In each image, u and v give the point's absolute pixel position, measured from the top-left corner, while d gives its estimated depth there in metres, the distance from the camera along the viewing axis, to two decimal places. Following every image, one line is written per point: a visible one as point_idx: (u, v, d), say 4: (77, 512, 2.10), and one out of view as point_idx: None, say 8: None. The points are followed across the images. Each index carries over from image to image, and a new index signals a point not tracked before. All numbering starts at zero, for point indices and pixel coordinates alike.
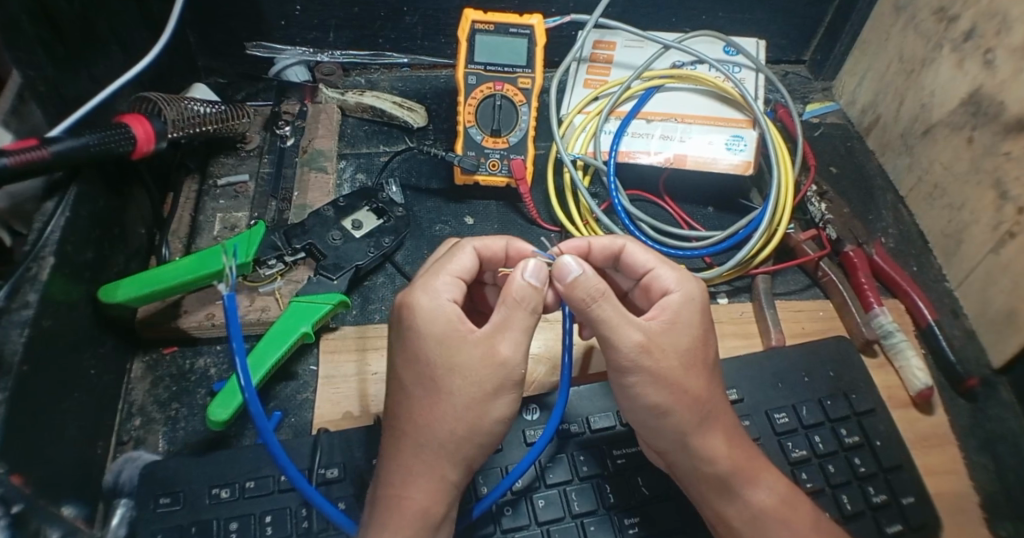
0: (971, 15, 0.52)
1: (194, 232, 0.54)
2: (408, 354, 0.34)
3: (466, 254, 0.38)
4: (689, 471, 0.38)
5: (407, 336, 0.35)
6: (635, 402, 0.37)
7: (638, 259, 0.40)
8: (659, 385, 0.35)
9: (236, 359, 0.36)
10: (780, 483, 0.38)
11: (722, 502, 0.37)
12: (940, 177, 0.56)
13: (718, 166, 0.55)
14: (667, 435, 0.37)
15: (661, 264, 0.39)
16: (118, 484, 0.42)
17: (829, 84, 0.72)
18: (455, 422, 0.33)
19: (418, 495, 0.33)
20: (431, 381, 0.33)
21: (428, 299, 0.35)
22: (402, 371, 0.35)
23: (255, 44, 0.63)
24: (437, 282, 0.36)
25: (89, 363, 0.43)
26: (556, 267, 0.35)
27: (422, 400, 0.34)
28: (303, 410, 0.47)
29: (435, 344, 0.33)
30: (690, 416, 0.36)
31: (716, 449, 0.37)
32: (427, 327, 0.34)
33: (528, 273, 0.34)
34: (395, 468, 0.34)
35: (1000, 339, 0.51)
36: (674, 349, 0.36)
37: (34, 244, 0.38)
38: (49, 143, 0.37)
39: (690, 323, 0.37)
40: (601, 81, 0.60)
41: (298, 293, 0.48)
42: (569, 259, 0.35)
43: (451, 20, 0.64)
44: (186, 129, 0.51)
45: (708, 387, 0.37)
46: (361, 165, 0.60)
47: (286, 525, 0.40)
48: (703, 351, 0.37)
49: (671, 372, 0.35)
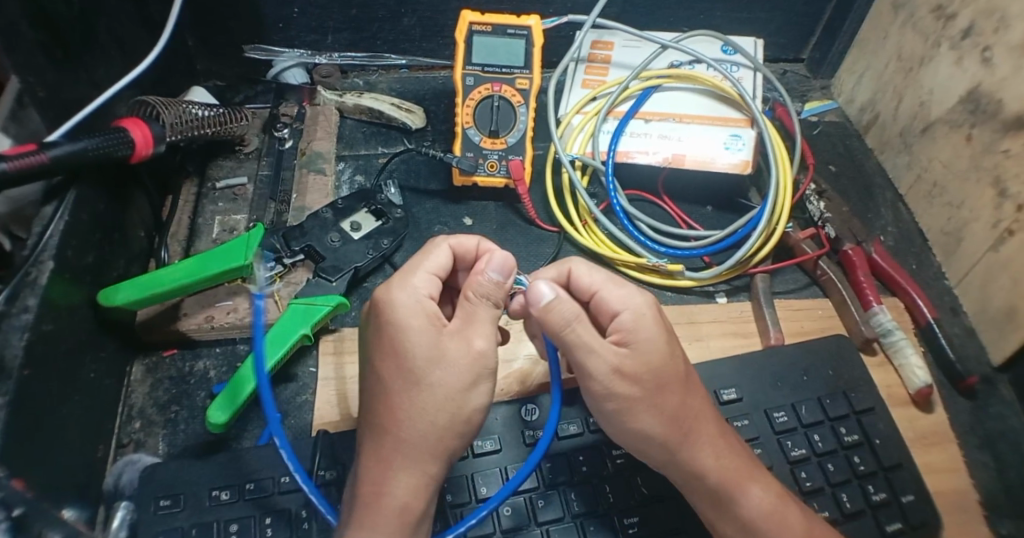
0: (969, 13, 0.52)
1: (194, 235, 0.54)
2: (383, 347, 0.34)
3: (440, 251, 0.37)
4: (681, 479, 0.38)
5: (385, 331, 0.34)
6: (621, 427, 0.38)
7: (584, 280, 0.38)
8: (640, 410, 0.36)
9: (256, 347, 0.38)
10: (773, 488, 0.38)
11: (719, 517, 0.38)
12: (940, 175, 0.56)
13: (717, 165, 0.55)
14: (653, 452, 0.38)
15: (607, 284, 0.37)
16: (118, 487, 0.43)
17: (828, 82, 0.72)
18: (436, 414, 0.33)
19: (398, 492, 0.32)
20: (411, 373, 0.33)
21: (406, 295, 0.35)
22: (380, 364, 0.34)
23: (253, 46, 0.63)
24: (416, 280, 0.35)
25: (88, 366, 0.43)
26: (531, 291, 0.34)
27: (400, 393, 0.33)
28: (303, 411, 0.47)
29: (414, 336, 0.33)
30: (672, 436, 0.37)
31: (705, 462, 0.37)
32: (406, 322, 0.33)
33: (493, 269, 0.34)
34: (371, 463, 0.33)
35: (1001, 336, 0.51)
36: (647, 371, 0.35)
37: (33, 250, 0.38)
38: (48, 148, 0.38)
39: (654, 339, 0.36)
40: (599, 81, 0.59)
41: (296, 296, 0.48)
42: (542, 282, 0.34)
43: (448, 20, 0.64)
44: (186, 132, 0.51)
45: (683, 404, 0.37)
46: (360, 167, 0.60)
47: (287, 527, 0.40)
48: (674, 366, 0.37)
49: (648, 395, 0.36)
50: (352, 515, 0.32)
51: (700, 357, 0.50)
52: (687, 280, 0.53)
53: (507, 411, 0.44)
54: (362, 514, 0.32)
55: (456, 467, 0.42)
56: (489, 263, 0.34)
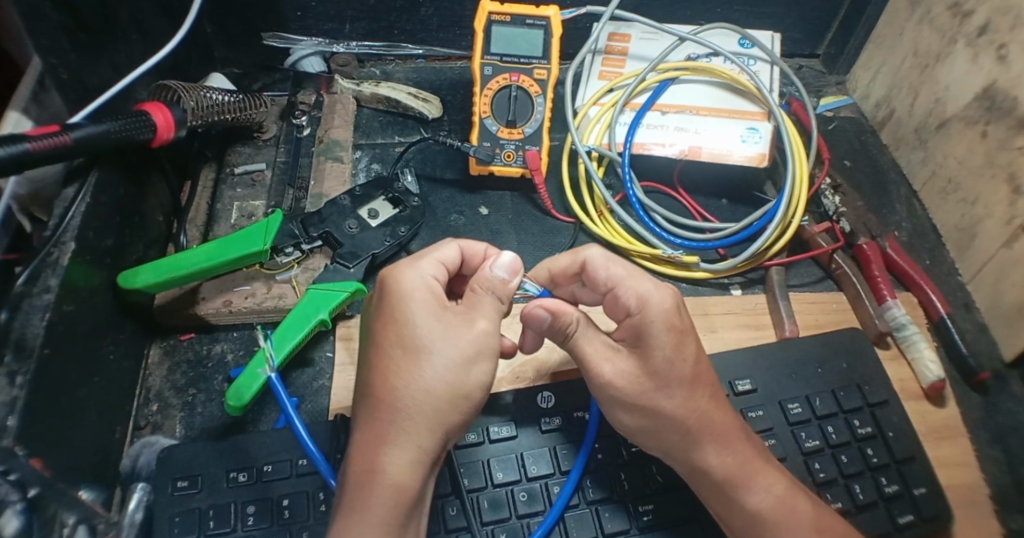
0: (985, 10, 0.52)
1: (212, 220, 0.54)
2: (385, 318, 0.35)
3: (450, 247, 0.39)
4: (687, 472, 0.39)
5: (388, 303, 0.35)
6: (623, 424, 0.39)
7: (602, 274, 0.40)
8: (633, 410, 0.38)
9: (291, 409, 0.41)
10: (779, 481, 0.38)
11: (721, 506, 0.39)
12: (954, 172, 0.56)
13: (732, 158, 0.55)
14: (656, 445, 0.39)
15: (625, 280, 0.39)
16: (135, 468, 0.43)
17: (843, 78, 0.72)
18: (437, 385, 0.33)
19: (394, 468, 0.32)
20: (410, 341, 0.33)
21: (414, 275, 0.36)
22: (380, 333, 0.35)
23: (272, 34, 0.64)
24: (425, 266, 0.37)
25: (108, 348, 0.43)
26: (527, 313, 0.36)
27: (397, 360, 0.33)
28: (319, 396, 0.47)
29: (419, 308, 0.34)
30: (673, 434, 0.38)
31: (708, 459, 0.38)
32: (412, 296, 0.34)
33: (498, 267, 0.35)
34: (362, 440, 0.33)
35: (1012, 333, 0.52)
36: (650, 374, 0.37)
37: (54, 231, 0.38)
38: (70, 129, 0.38)
39: (662, 344, 0.37)
40: (616, 73, 0.60)
41: (314, 281, 0.49)
42: (536, 306, 0.36)
43: (466, 11, 0.64)
44: (205, 118, 0.51)
45: (689, 403, 0.37)
46: (377, 156, 0.60)
47: (304, 509, 0.40)
48: (679, 367, 0.37)
49: (643, 398, 0.37)
50: (345, 498, 0.32)
51: (715, 347, 0.50)
52: (700, 272, 0.53)
53: (524, 397, 0.44)
54: (355, 497, 0.32)
55: (472, 452, 0.42)
56: (496, 262, 0.36)
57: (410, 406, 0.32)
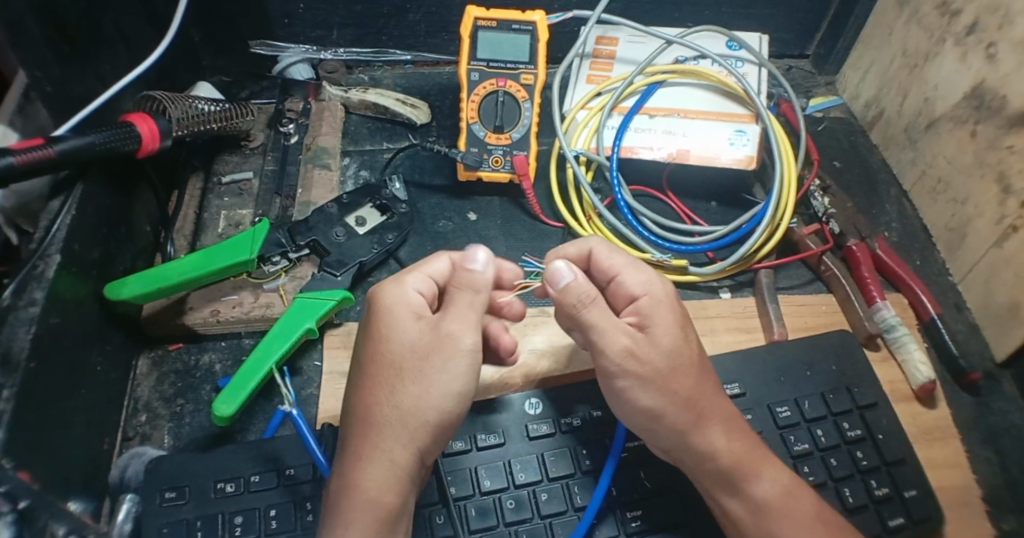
0: (973, 9, 0.52)
1: (200, 230, 0.54)
2: (369, 334, 0.36)
3: (441, 256, 0.39)
4: (692, 463, 0.38)
5: (372, 320, 0.36)
6: (630, 406, 0.37)
7: (603, 263, 0.40)
8: (649, 387, 0.36)
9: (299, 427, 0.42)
10: (784, 472, 0.38)
11: (726, 496, 0.38)
12: (944, 171, 0.56)
13: (721, 161, 0.55)
14: (664, 434, 0.38)
15: (627, 268, 0.39)
16: (124, 480, 0.42)
17: (832, 78, 0.72)
18: (430, 410, 0.33)
19: (389, 496, 0.32)
20: (392, 360, 0.34)
21: (397, 289, 0.36)
22: (365, 351, 0.36)
23: (259, 42, 0.63)
24: (410, 280, 0.37)
25: (95, 359, 0.43)
26: (549, 272, 0.36)
27: (383, 379, 0.34)
28: (308, 405, 0.47)
29: (401, 326, 0.35)
30: (685, 415, 0.37)
31: (716, 443, 0.37)
32: (395, 312, 0.35)
33: (474, 259, 0.35)
34: (346, 464, 0.34)
35: (1004, 332, 0.52)
36: (659, 352, 0.36)
37: (39, 244, 0.38)
38: (55, 142, 0.38)
39: (669, 326, 0.37)
40: (603, 77, 0.60)
41: (302, 290, 0.49)
42: (559, 264, 0.36)
43: (453, 16, 0.64)
44: (192, 128, 0.51)
45: (697, 385, 0.37)
46: (365, 162, 0.60)
47: (291, 519, 0.40)
48: (687, 349, 0.38)
49: (659, 374, 0.36)
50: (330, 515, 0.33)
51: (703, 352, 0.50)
52: (689, 276, 0.53)
53: (513, 404, 0.44)
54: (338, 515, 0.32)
55: (459, 460, 0.42)
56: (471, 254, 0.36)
57: (403, 427, 0.33)
